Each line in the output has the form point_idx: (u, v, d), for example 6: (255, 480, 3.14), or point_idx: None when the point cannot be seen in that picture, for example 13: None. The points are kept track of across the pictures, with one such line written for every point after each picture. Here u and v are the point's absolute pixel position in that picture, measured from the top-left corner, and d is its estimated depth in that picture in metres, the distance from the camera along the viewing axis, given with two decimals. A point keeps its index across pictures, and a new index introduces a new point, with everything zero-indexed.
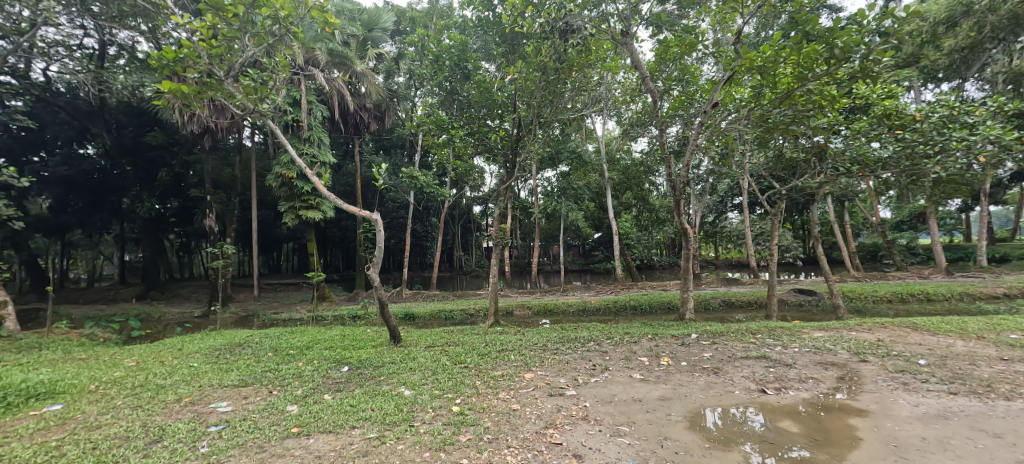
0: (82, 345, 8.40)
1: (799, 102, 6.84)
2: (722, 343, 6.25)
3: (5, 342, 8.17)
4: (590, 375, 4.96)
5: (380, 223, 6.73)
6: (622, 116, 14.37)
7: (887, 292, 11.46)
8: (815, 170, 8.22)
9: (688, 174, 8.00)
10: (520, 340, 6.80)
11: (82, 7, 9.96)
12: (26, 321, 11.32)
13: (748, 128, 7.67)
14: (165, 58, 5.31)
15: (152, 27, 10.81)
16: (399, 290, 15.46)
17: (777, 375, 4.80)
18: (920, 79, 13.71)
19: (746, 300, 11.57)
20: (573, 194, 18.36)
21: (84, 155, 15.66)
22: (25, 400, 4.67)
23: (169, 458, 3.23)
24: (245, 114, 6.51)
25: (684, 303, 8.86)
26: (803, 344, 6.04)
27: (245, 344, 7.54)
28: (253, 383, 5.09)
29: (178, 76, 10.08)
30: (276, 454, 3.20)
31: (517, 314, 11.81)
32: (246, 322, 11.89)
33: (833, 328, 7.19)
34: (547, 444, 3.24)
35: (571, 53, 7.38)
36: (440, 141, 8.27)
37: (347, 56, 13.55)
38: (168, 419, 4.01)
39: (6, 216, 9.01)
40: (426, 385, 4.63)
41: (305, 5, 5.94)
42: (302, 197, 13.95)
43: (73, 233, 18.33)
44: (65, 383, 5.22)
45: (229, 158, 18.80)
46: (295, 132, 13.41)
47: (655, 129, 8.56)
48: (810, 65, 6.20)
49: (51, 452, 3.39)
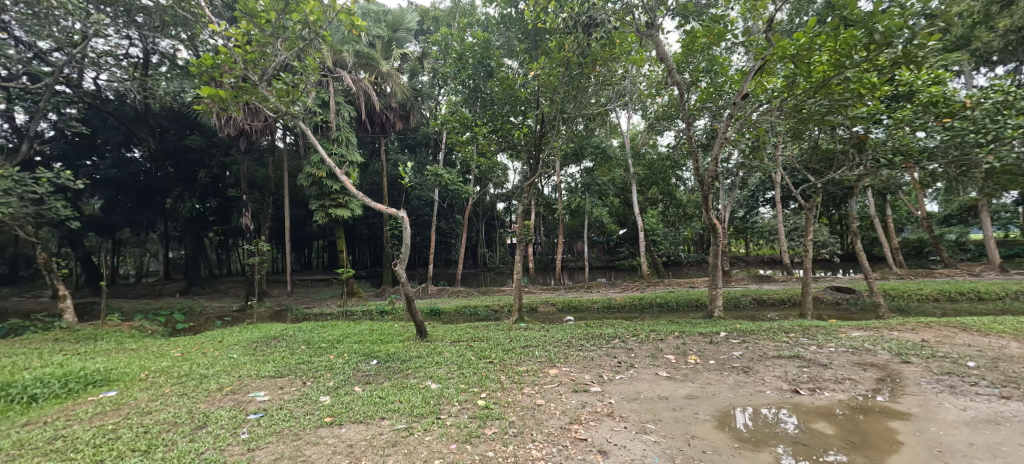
0: (132, 337, 8.95)
1: (836, 91, 6.61)
2: (753, 342, 6.08)
3: (66, 333, 8.84)
4: (614, 372, 4.91)
5: (407, 221, 6.61)
6: (648, 110, 13.95)
7: (932, 290, 10.86)
8: (853, 161, 7.99)
9: (717, 168, 7.74)
10: (544, 337, 6.80)
11: (128, 18, 10.62)
12: (83, 314, 12.13)
13: (781, 120, 7.37)
14: (204, 64, 5.62)
15: (190, 35, 11.41)
16: (424, 286, 15.77)
17: (811, 375, 4.63)
18: (972, 63, 12.90)
19: (779, 298, 11.20)
20: (597, 190, 17.82)
21: (131, 158, 16.44)
22: (84, 387, 5.06)
23: (213, 443, 3.42)
24: (278, 117, 6.72)
25: (713, 301, 8.60)
26: (840, 343, 5.81)
27: (280, 338, 7.84)
28: (288, 374, 5.32)
29: (214, 80, 10.56)
30: (311, 442, 3.34)
31: (541, 310, 11.83)
32: (280, 317, 12.38)
33: (873, 327, 6.91)
34: (572, 439, 3.25)
35: (595, 48, 7.39)
36: (464, 140, 8.45)
37: (372, 57, 14.11)
38: (211, 407, 4.25)
39: (63, 216, 9.66)
40: (452, 380, 4.71)
41: (333, 9, 6.09)
42: (331, 196, 14.39)
43: (122, 231, 19.52)
44: (119, 371, 5.59)
45: (262, 159, 19.55)
46: (324, 132, 13.86)
47: (682, 122, 8.38)
48: (848, 51, 5.93)
49: (108, 435, 3.65)
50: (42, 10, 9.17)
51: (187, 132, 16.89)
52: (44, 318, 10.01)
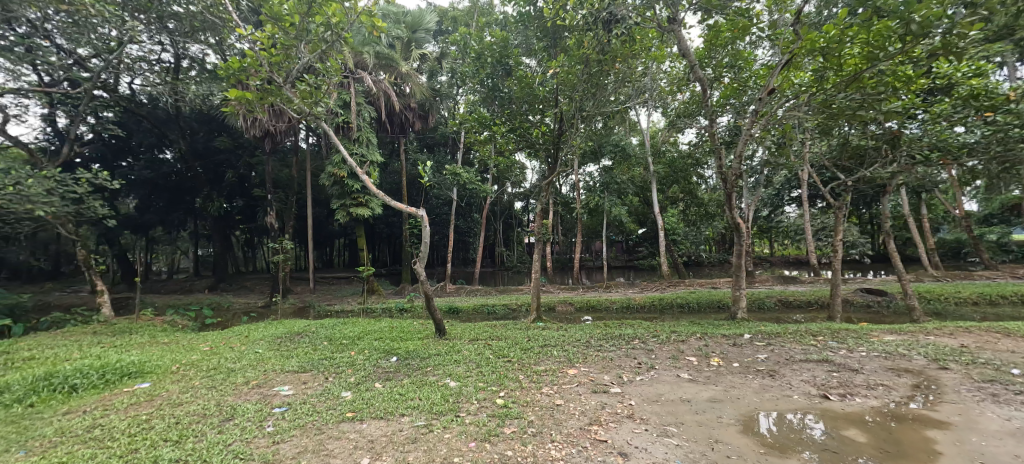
0: (165, 331, 9.31)
1: (868, 85, 6.36)
2: (779, 345, 5.91)
3: (103, 326, 9.25)
4: (635, 373, 4.85)
5: (427, 220, 6.64)
6: (668, 107, 13.72)
7: (971, 293, 10.34)
8: (886, 158, 7.68)
9: (741, 166, 7.55)
10: (563, 336, 6.76)
11: (160, 24, 11.06)
12: (120, 308, 12.69)
13: (809, 116, 7.14)
14: (232, 68, 5.80)
15: (218, 40, 11.81)
16: (442, 285, 15.88)
17: (841, 380, 4.47)
18: (1016, 53, 12.23)
19: (805, 300, 10.84)
20: (616, 188, 17.62)
21: (163, 160, 17.09)
22: (120, 378, 5.29)
23: (241, 435, 3.52)
24: (302, 118, 6.89)
25: (736, 302, 8.39)
26: (872, 348, 5.58)
27: (303, 333, 8.03)
28: (311, 369, 5.44)
29: (241, 83, 10.90)
30: (334, 437, 3.40)
31: (559, 310, 11.76)
32: (303, 313, 12.68)
33: (908, 331, 6.62)
34: (592, 440, 3.21)
35: (616, 44, 7.14)
36: (482, 139, 8.47)
37: (392, 58, 14.30)
38: (239, 400, 4.38)
39: (101, 215, 10.12)
40: (470, 378, 4.73)
41: (355, 11, 6.20)
42: (353, 195, 14.66)
43: (155, 229, 20.31)
44: (152, 364, 5.82)
45: (286, 159, 20.06)
46: (346, 132, 14.10)
47: (704, 119, 8.22)
48: (881, 43, 5.69)
49: (142, 424, 3.80)
50: (81, 18, 9.57)
51: (215, 134, 17.47)
52: (83, 312, 10.50)
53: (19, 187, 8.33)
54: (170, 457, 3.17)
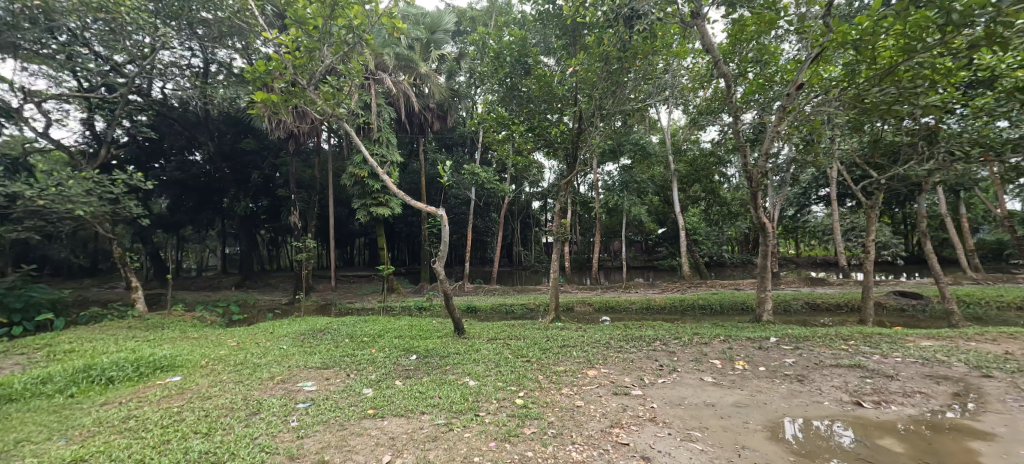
0: (194, 326, 9.64)
1: (904, 79, 6.08)
2: (807, 349, 5.71)
3: (137, 321, 9.64)
4: (656, 375, 4.76)
5: (446, 220, 6.64)
6: (690, 105, 13.47)
7: (1016, 297, 9.77)
8: (922, 155, 7.34)
9: (766, 165, 7.32)
10: (582, 337, 6.70)
11: (190, 30, 11.47)
12: (153, 304, 13.23)
13: (840, 111, 6.87)
14: (258, 71, 5.95)
15: (245, 45, 12.20)
16: (460, 284, 15.97)
17: (875, 386, 4.28)
18: None
19: (834, 302, 10.47)
20: (636, 188, 17.38)
21: (193, 161, 17.71)
22: (153, 371, 5.49)
23: (266, 429, 3.61)
24: (325, 119, 7.00)
25: (761, 304, 8.17)
26: (907, 353, 5.33)
27: (325, 331, 8.20)
28: (333, 366, 5.54)
29: (266, 85, 11.19)
30: (355, 433, 3.44)
31: (577, 310, 11.69)
32: (325, 310, 12.96)
33: (946, 336, 6.30)
34: (613, 443, 3.16)
35: (635, 41, 7.07)
36: (500, 138, 8.49)
37: (411, 59, 14.42)
38: (264, 394, 4.49)
39: (135, 214, 10.56)
40: (489, 377, 4.73)
41: (376, 13, 6.29)
42: (373, 195, 14.89)
43: (185, 228, 21.07)
44: (183, 358, 6.02)
45: (309, 160, 20.52)
46: (367, 133, 14.31)
47: (728, 116, 8.00)
48: (919, 35, 5.42)
49: (174, 416, 3.94)
50: (117, 26, 10.00)
51: (242, 136, 18.00)
52: (118, 307, 10.97)
53: (60, 188, 8.93)
54: (200, 449, 3.27)
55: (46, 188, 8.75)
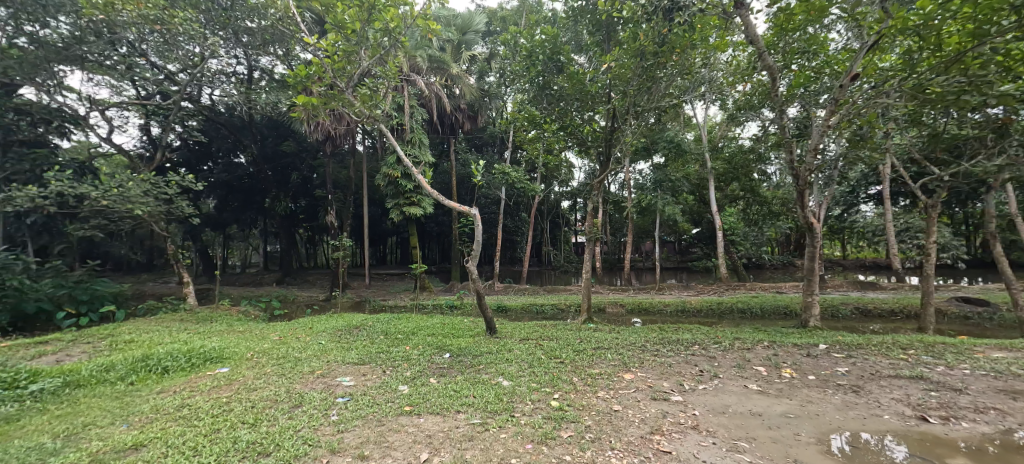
0: (240, 320, 10.14)
1: (973, 66, 5.59)
2: (861, 357, 5.35)
3: (189, 314, 10.23)
4: (696, 381, 4.58)
5: (480, 218, 6.63)
6: (728, 101, 12.98)
7: None
8: (992, 149, 6.72)
9: (814, 161, 6.91)
10: (617, 339, 6.55)
11: (235, 39, 12.04)
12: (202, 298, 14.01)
13: (898, 103, 6.39)
14: (300, 75, 6.16)
15: (286, 51, 12.70)
16: (490, 283, 16.03)
17: (941, 400, 3.95)
18: None
19: (888, 308, 9.78)
20: (669, 186, 16.88)
21: (238, 163, 18.63)
22: (203, 362, 5.78)
23: (308, 422, 3.71)
24: (361, 121, 7.17)
25: (808, 309, 7.72)
26: (977, 365, 4.89)
27: (361, 327, 8.41)
28: (369, 362, 5.65)
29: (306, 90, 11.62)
30: (392, 429, 3.49)
31: (609, 311, 11.48)
32: (359, 307, 13.31)
33: (1022, 348, 5.74)
34: (654, 450, 3.06)
35: (673, 35, 6.84)
36: (532, 136, 8.49)
37: (444, 60, 14.60)
38: (305, 388, 4.63)
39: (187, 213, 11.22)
40: (523, 378, 4.69)
41: (410, 15, 6.37)
42: (405, 194, 15.18)
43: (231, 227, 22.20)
44: (230, 350, 6.33)
45: (345, 161, 21.17)
46: (400, 134, 14.61)
47: (772, 110, 7.61)
48: (992, 17, 4.95)
49: (224, 406, 4.12)
50: (171, 37, 10.63)
51: (283, 139, 18.80)
52: (172, 301, 11.67)
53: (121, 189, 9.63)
54: (247, 439, 3.40)
55: (110, 190, 9.45)
